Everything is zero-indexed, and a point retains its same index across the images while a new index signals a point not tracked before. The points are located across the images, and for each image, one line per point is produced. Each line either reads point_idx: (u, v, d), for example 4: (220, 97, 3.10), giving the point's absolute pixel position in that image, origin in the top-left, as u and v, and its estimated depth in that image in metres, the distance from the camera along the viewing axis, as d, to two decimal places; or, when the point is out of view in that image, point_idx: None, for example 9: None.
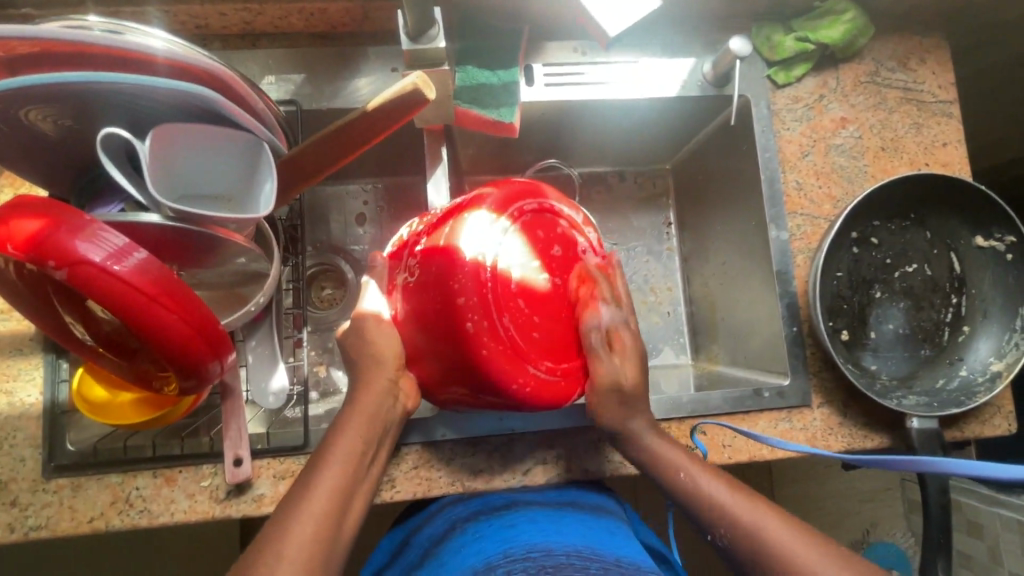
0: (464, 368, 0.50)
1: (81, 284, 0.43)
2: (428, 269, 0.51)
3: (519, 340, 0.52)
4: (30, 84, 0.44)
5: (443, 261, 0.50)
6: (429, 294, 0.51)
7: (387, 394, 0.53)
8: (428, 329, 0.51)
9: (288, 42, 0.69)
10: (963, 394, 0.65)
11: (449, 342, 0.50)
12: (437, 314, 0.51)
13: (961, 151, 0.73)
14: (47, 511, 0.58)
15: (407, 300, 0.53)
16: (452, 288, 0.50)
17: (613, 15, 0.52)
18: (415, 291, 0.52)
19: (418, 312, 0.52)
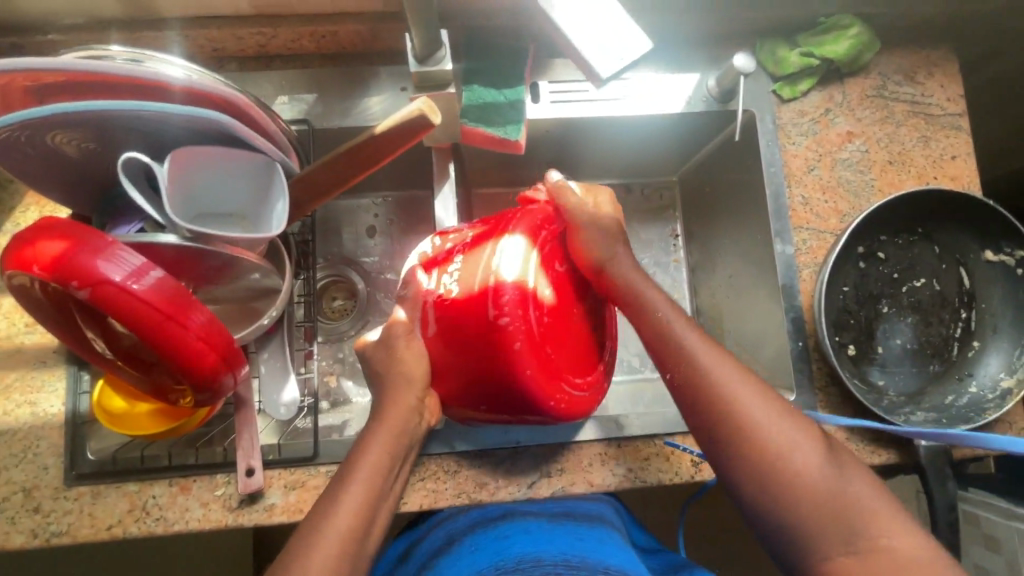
0: (501, 385, 0.50)
1: (102, 302, 0.45)
2: (471, 288, 0.51)
3: (553, 359, 0.52)
4: (56, 112, 0.46)
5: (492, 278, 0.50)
6: (471, 311, 0.50)
7: (415, 412, 0.53)
8: (463, 341, 0.51)
9: (301, 63, 0.71)
10: (972, 411, 0.65)
11: (490, 358, 0.50)
12: (480, 331, 0.50)
13: (970, 164, 0.72)
14: (69, 517, 0.61)
15: (440, 318, 0.53)
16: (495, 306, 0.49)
17: (602, 52, 0.45)
18: (454, 306, 0.52)
19: (456, 328, 0.51)
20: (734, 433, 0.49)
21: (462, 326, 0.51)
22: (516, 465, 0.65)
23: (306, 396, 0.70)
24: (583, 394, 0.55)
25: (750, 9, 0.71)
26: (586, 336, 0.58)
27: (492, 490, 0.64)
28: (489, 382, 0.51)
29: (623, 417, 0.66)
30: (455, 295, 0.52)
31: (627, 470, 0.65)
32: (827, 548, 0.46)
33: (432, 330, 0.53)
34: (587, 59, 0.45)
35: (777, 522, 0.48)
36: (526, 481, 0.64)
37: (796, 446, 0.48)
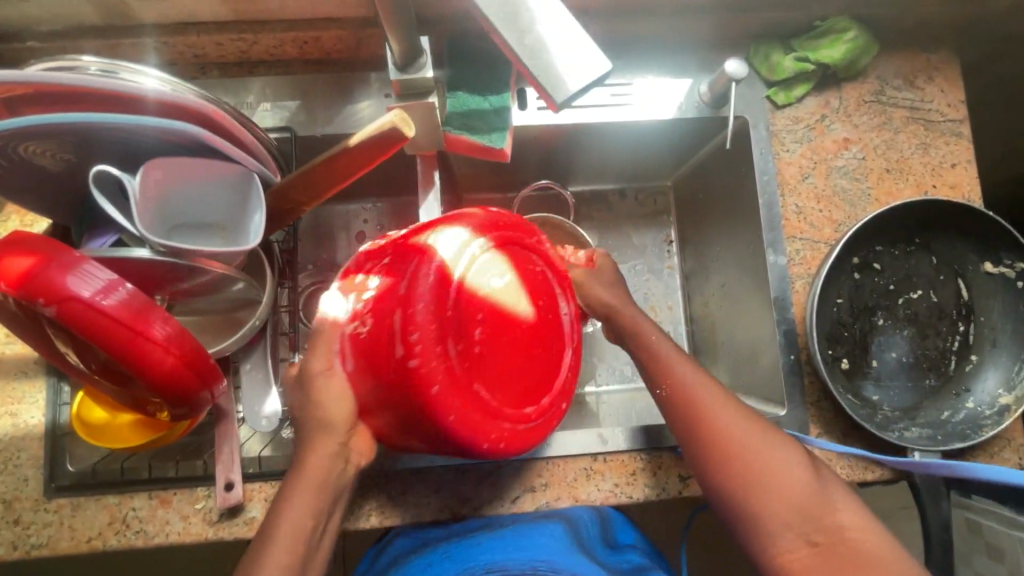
0: (424, 428, 0.46)
1: (70, 320, 0.44)
2: (382, 324, 0.46)
3: (484, 395, 0.47)
4: (24, 125, 0.45)
5: (403, 314, 0.44)
6: (383, 352, 0.45)
7: (337, 459, 0.50)
8: (380, 382, 0.46)
9: (284, 69, 0.70)
10: (969, 428, 0.63)
11: (407, 403, 0.45)
12: (393, 373, 0.45)
13: (970, 172, 0.70)
14: (48, 530, 0.60)
15: (358, 353, 0.47)
16: (405, 347, 0.44)
17: (572, 69, 0.38)
18: (367, 343, 0.47)
19: (370, 368, 0.47)
20: (711, 446, 0.52)
21: (376, 367, 0.46)
22: (500, 480, 0.64)
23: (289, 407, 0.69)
24: (528, 425, 0.50)
25: (743, 13, 0.70)
26: (535, 359, 0.51)
27: (475, 505, 0.63)
28: (411, 425, 0.47)
29: (609, 431, 0.65)
30: (368, 331, 0.46)
31: (613, 485, 0.64)
32: (787, 544, 0.49)
33: (350, 365, 0.49)
34: (562, 69, 0.38)
35: (746, 522, 0.51)
36: (509, 495, 0.63)
37: (775, 459, 0.51)
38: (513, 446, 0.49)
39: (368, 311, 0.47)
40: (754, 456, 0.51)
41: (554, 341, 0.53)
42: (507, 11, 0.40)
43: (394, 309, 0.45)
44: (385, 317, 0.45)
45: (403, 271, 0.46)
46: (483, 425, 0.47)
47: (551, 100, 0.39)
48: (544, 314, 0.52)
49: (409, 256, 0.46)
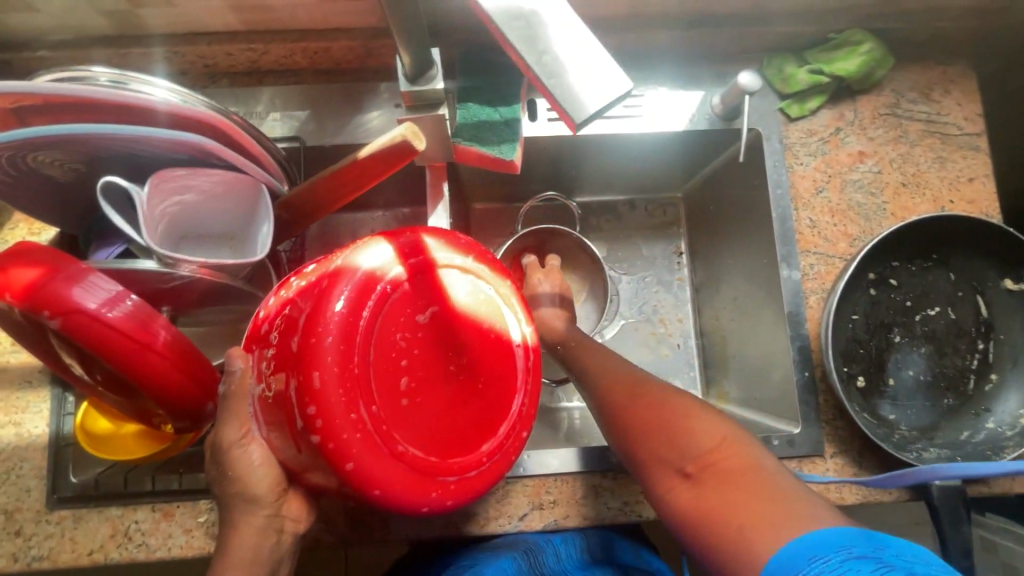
0: (354, 494, 0.44)
1: (74, 332, 0.44)
2: (285, 392, 0.43)
3: (413, 452, 0.45)
4: (34, 135, 0.45)
5: (304, 382, 0.42)
6: (290, 422, 0.43)
7: (268, 532, 0.47)
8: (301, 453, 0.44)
9: (294, 79, 0.70)
10: (990, 449, 0.62)
11: (327, 471, 0.43)
12: (305, 444, 0.43)
13: (988, 187, 0.69)
14: (49, 542, 0.60)
15: (269, 421, 0.45)
16: (310, 419, 0.42)
17: (588, 92, 0.37)
18: (274, 408, 0.44)
19: (283, 435, 0.44)
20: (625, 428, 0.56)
21: (288, 434, 0.44)
22: (507, 496, 0.62)
23: None
24: (478, 470, 0.48)
25: (757, 26, 0.69)
26: (471, 399, 0.49)
27: (481, 521, 0.62)
28: (341, 490, 0.45)
29: None
30: (273, 398, 0.44)
31: (623, 504, 0.63)
32: (664, 481, 0.52)
33: (263, 428, 0.46)
34: (580, 91, 0.37)
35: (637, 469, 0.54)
36: (516, 513, 0.62)
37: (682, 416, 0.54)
38: (457, 498, 0.47)
39: (270, 375, 0.44)
40: (654, 420, 0.54)
41: (495, 376, 0.50)
42: (525, 29, 0.39)
43: (295, 378, 0.42)
44: (287, 383, 0.43)
45: (301, 334, 0.43)
46: (419, 482, 0.45)
47: (569, 120, 0.37)
48: (473, 349, 0.49)
49: (306, 314, 0.44)
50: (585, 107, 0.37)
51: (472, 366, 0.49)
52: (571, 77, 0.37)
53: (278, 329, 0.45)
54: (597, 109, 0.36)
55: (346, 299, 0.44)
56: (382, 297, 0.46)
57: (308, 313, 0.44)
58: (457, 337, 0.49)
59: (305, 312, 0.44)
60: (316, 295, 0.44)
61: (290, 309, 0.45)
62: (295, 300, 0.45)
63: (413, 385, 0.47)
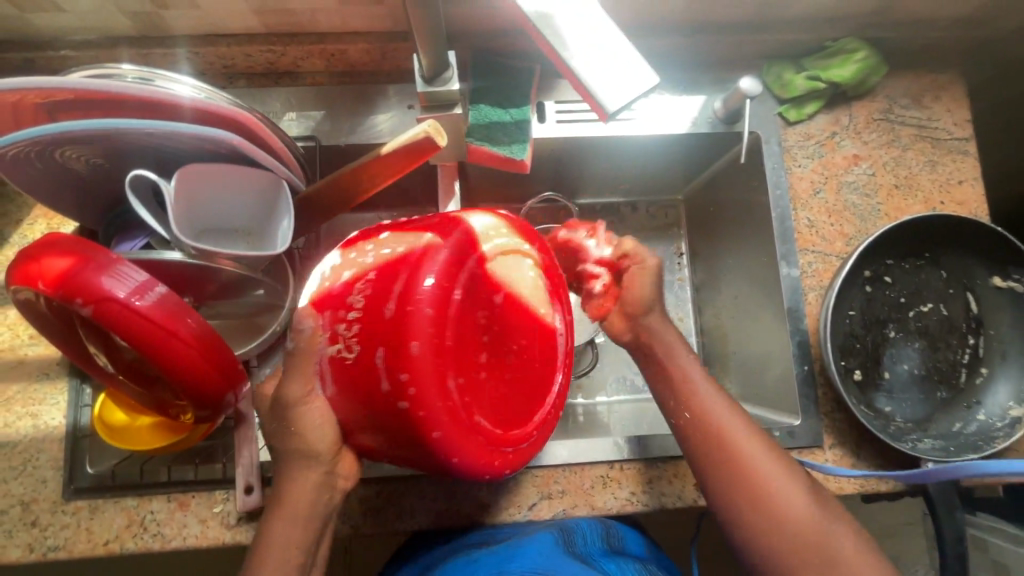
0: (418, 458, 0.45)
1: (104, 320, 0.45)
2: (370, 357, 0.42)
3: (487, 426, 0.46)
4: (66, 130, 0.47)
5: (393, 350, 0.41)
6: (374, 389, 0.42)
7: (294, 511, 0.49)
8: (374, 416, 0.44)
9: (309, 80, 0.71)
10: (981, 439, 0.64)
11: (403, 438, 0.43)
12: (383, 408, 0.43)
13: (977, 189, 0.72)
14: (65, 532, 0.60)
15: (339, 380, 0.45)
16: (396, 387, 0.41)
17: (615, 84, 0.42)
18: (349, 372, 0.43)
19: (356, 398, 0.44)
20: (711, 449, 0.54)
21: (363, 397, 0.43)
22: (517, 487, 0.64)
23: None
24: (533, 445, 0.49)
25: (755, 34, 0.72)
26: (529, 376, 0.50)
27: (491, 511, 0.63)
28: (406, 453, 0.45)
29: (626, 440, 0.66)
30: (352, 362, 0.43)
31: (630, 494, 0.64)
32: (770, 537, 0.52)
33: (330, 385, 0.45)
34: (608, 82, 0.42)
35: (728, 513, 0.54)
36: (526, 503, 0.64)
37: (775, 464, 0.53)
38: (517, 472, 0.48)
39: (345, 338, 0.44)
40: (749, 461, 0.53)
41: (547, 358, 0.51)
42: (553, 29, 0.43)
43: (384, 345, 0.42)
44: (373, 349, 0.42)
45: (391, 303, 0.42)
46: (491, 454, 0.45)
47: (601, 111, 0.42)
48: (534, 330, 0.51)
49: (399, 283, 0.42)
50: (613, 98, 0.42)
51: (530, 345, 0.50)
52: (594, 74, 0.42)
53: (362, 295, 0.43)
54: (624, 98, 0.41)
55: (436, 270, 0.43)
56: (472, 273, 0.45)
57: (401, 282, 0.42)
58: (523, 317, 0.50)
59: (398, 281, 0.42)
60: (406, 264, 0.43)
61: (376, 274, 0.44)
62: (382, 267, 0.44)
63: (487, 361, 0.47)
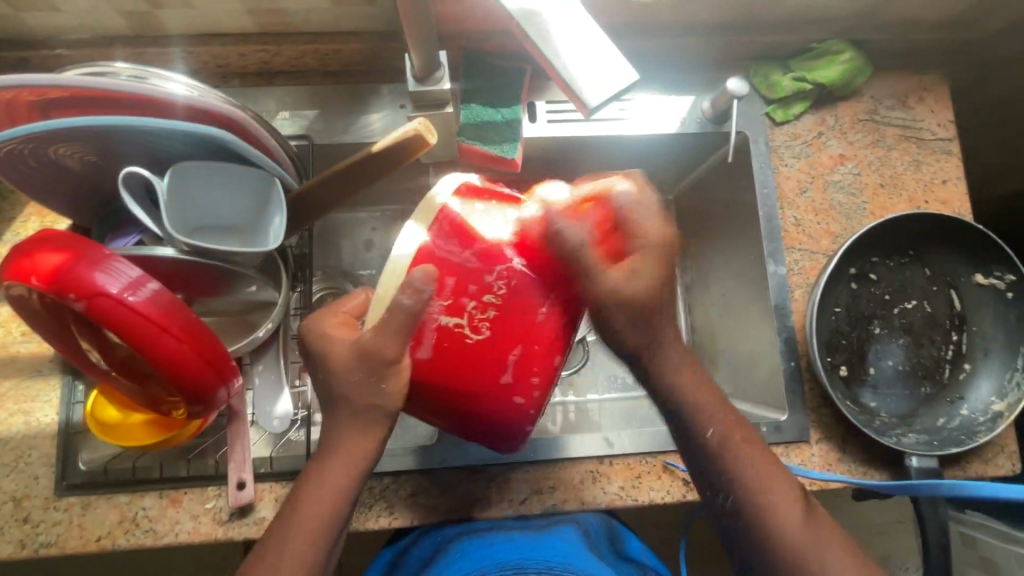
0: (472, 425, 0.53)
1: (97, 315, 0.45)
2: (494, 346, 0.48)
3: None
4: (59, 127, 0.47)
5: (526, 352, 0.49)
6: (492, 376, 0.49)
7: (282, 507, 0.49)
8: (471, 394, 0.50)
9: (302, 80, 0.72)
10: (963, 434, 0.65)
11: (494, 416, 0.51)
12: (475, 389, 0.49)
13: (960, 189, 0.73)
14: (57, 528, 0.60)
15: (446, 351, 0.48)
16: (512, 381, 0.49)
17: (598, 82, 0.43)
18: (461, 351, 0.48)
19: (445, 371, 0.49)
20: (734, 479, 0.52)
21: (458, 373, 0.49)
22: (509, 482, 0.65)
23: (300, 409, 0.68)
24: None
25: (742, 35, 0.74)
26: None
27: (482, 506, 0.64)
28: (463, 421, 0.52)
29: (614, 435, 0.66)
30: (470, 342, 0.48)
31: (619, 488, 0.65)
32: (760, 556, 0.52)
33: (426, 352, 0.48)
34: (590, 80, 0.43)
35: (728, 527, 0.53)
36: (517, 498, 0.64)
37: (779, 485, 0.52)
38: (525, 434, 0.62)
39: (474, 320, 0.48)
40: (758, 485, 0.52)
41: None
42: (538, 27, 0.44)
43: (521, 345, 0.49)
44: (503, 343, 0.48)
45: (539, 309, 0.49)
46: None
47: (583, 107, 0.43)
48: None
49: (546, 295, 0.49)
50: (596, 96, 0.43)
51: None
52: (580, 72, 0.43)
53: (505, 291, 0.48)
54: (606, 96, 0.43)
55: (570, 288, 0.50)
56: None
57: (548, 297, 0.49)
58: None
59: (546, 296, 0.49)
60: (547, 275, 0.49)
61: (525, 276, 0.48)
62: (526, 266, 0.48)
63: None
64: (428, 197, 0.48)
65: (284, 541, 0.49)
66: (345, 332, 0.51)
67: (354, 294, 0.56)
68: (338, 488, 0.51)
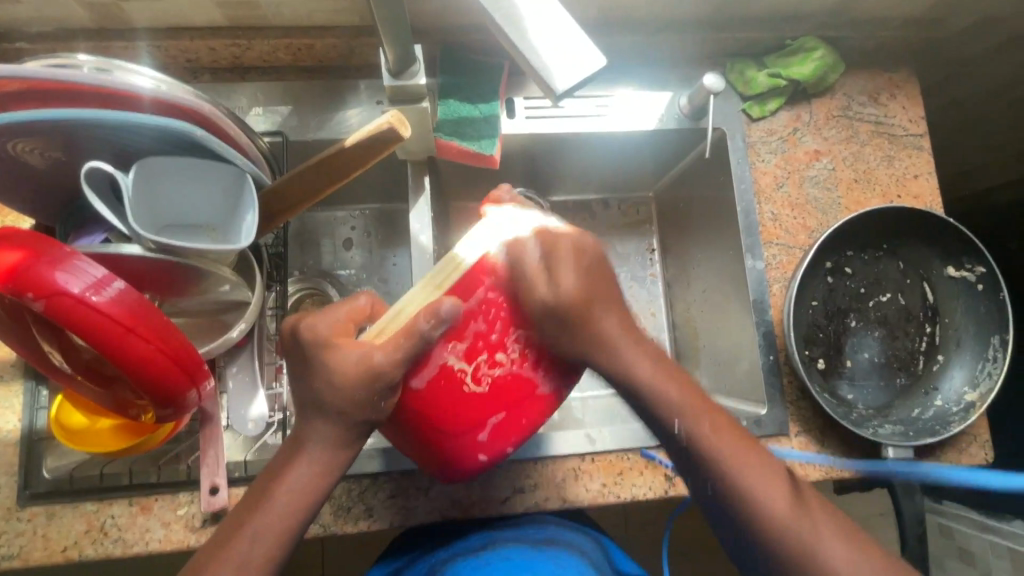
0: (438, 461, 0.54)
1: (58, 315, 0.44)
2: (484, 401, 0.52)
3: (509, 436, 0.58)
4: (14, 121, 0.45)
5: (505, 417, 0.53)
6: (471, 428, 0.52)
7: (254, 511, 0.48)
8: (444, 435, 0.52)
9: (276, 76, 0.71)
10: (938, 424, 0.66)
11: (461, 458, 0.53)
12: (448, 432, 0.52)
13: (931, 183, 0.75)
14: (20, 540, 0.58)
15: (442, 383, 0.50)
16: (486, 440, 0.53)
17: (565, 66, 0.42)
18: (450, 398, 0.51)
19: (431, 405, 0.51)
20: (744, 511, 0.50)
21: (442, 412, 0.51)
22: (490, 481, 0.64)
23: (276, 410, 0.68)
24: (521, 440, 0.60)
25: (717, 32, 0.74)
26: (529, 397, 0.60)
27: (464, 507, 0.63)
28: (428, 453, 0.53)
29: (596, 431, 0.66)
30: (464, 389, 0.51)
31: (601, 485, 0.65)
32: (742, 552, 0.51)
33: (420, 384, 0.50)
34: (556, 64, 0.42)
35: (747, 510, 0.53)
36: (499, 497, 0.64)
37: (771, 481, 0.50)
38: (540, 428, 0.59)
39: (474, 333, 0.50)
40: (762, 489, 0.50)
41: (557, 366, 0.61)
42: (508, 11, 0.43)
43: (504, 411, 0.52)
44: (491, 402, 0.52)
45: (533, 388, 0.53)
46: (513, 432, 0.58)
47: (551, 92, 0.43)
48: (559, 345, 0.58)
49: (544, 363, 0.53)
50: (569, 79, 0.42)
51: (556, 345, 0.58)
52: (552, 57, 0.42)
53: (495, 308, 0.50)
54: (578, 80, 0.42)
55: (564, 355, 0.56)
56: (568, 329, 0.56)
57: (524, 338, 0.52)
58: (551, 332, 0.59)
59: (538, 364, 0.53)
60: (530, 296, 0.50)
61: (537, 350, 0.52)
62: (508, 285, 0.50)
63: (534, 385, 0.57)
64: (454, 249, 0.50)
65: (255, 547, 0.48)
66: (346, 343, 0.48)
67: (354, 298, 0.53)
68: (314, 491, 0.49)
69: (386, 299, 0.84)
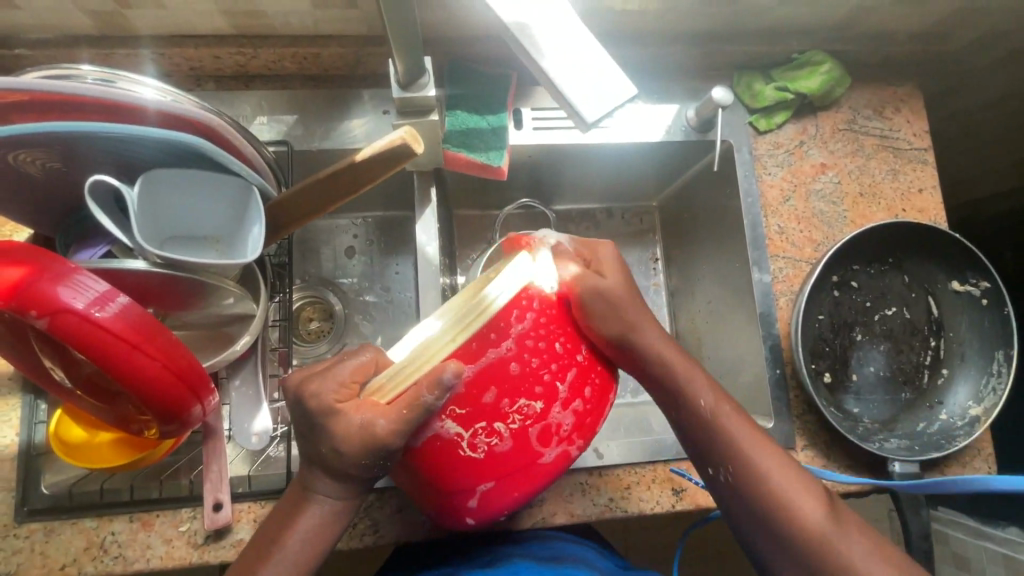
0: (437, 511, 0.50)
1: (61, 332, 0.43)
2: (477, 469, 0.47)
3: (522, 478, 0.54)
4: (17, 133, 0.44)
5: (504, 485, 0.48)
6: (466, 493, 0.48)
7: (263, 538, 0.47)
8: (438, 494, 0.48)
9: (281, 84, 0.70)
10: (943, 438, 0.66)
11: (456, 515, 0.49)
12: (446, 492, 0.48)
13: (936, 198, 0.75)
14: (18, 557, 0.57)
15: (442, 446, 0.46)
16: (475, 508, 0.49)
17: (591, 94, 0.43)
18: (450, 463, 0.46)
19: (430, 465, 0.46)
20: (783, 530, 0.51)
21: (436, 474, 0.47)
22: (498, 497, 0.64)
23: (280, 424, 0.67)
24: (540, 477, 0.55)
25: (724, 45, 0.74)
26: None
27: None
28: (429, 504, 0.50)
29: (603, 445, 0.66)
30: (459, 455, 0.46)
31: (609, 500, 0.64)
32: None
33: (419, 444, 0.46)
34: (584, 94, 0.43)
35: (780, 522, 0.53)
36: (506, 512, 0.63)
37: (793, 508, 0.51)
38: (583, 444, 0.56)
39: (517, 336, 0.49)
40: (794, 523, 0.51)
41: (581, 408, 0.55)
42: (534, 37, 0.43)
43: (502, 479, 0.48)
44: (490, 470, 0.47)
45: (536, 457, 0.48)
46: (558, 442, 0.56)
47: (579, 122, 0.43)
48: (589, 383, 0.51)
49: (555, 427, 0.48)
50: (592, 109, 0.43)
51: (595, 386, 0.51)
52: (578, 86, 0.43)
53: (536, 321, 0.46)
54: (607, 109, 0.43)
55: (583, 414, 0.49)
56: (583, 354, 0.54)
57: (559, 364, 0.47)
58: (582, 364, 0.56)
59: (549, 432, 0.48)
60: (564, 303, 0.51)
61: (541, 420, 0.47)
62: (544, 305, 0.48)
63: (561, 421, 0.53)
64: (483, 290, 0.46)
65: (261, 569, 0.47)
66: (351, 408, 0.45)
67: (358, 352, 0.47)
68: (323, 509, 0.48)
69: (389, 309, 0.83)
